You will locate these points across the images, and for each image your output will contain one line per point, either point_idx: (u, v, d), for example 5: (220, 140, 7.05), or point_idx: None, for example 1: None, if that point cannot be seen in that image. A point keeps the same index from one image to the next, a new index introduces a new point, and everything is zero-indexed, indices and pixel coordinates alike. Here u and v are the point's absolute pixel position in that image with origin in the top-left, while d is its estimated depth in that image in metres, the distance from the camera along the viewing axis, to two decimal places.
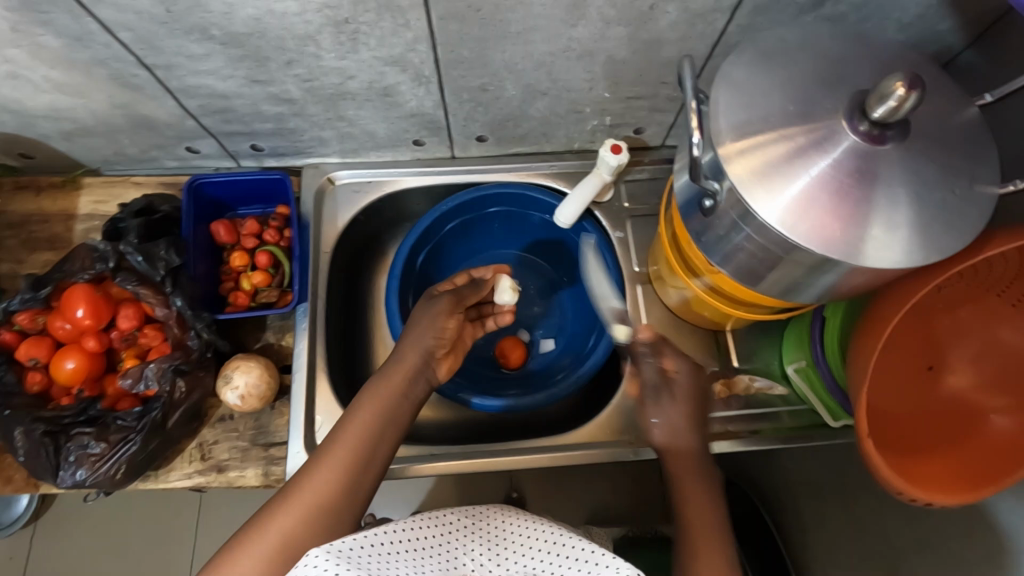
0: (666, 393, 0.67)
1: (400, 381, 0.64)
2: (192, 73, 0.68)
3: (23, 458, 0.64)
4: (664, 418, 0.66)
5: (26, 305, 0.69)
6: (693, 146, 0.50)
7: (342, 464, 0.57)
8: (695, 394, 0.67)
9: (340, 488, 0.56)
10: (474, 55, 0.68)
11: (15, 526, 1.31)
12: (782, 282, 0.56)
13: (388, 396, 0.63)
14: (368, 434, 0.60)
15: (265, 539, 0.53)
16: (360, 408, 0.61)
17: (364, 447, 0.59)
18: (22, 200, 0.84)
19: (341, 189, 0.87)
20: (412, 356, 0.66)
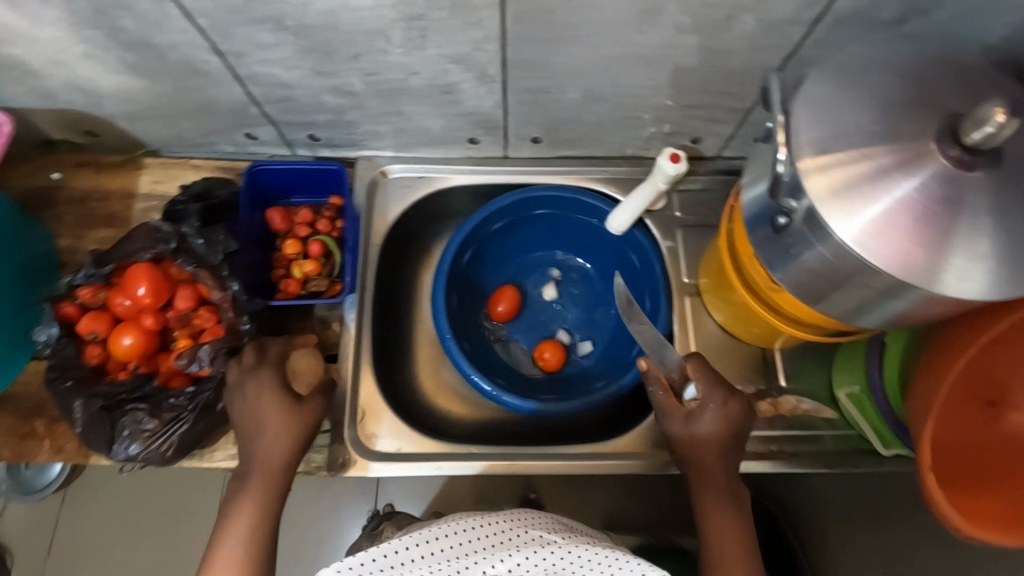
0: (698, 413, 0.65)
1: (266, 488, 0.61)
2: (259, 62, 0.67)
3: (79, 430, 0.65)
4: (700, 429, 0.65)
5: (90, 280, 0.71)
6: (778, 159, 0.49)
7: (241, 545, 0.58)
8: (729, 422, 0.65)
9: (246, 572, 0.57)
10: (539, 58, 0.66)
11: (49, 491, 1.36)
12: (847, 307, 0.55)
13: (263, 505, 0.60)
14: (253, 547, 0.58)
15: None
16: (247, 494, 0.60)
17: (259, 525, 0.59)
18: (84, 177, 0.85)
19: (392, 184, 0.87)
20: (273, 460, 0.62)
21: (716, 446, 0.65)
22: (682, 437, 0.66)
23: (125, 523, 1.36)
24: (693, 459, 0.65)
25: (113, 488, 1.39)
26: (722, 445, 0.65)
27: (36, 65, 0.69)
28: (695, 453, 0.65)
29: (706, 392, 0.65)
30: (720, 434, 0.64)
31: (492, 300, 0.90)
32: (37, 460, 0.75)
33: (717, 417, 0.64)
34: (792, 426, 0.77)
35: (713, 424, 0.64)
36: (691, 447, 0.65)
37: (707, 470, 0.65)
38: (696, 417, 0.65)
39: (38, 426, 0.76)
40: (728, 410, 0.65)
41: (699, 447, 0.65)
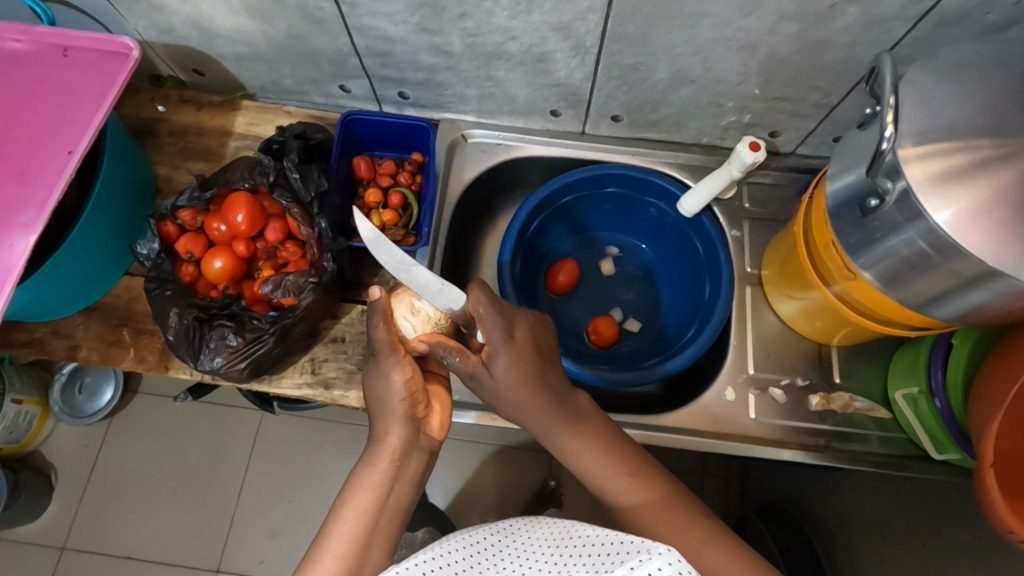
0: (496, 365, 0.64)
1: (391, 456, 0.62)
2: (370, 13, 0.71)
3: (172, 337, 0.70)
4: (498, 382, 0.65)
5: (191, 204, 0.76)
6: (884, 138, 0.51)
7: (358, 525, 0.57)
8: (523, 348, 0.65)
9: (356, 555, 0.56)
10: (639, 33, 0.69)
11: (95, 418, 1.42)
12: (931, 295, 0.56)
13: (383, 476, 0.61)
14: (372, 516, 0.58)
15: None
16: (361, 483, 0.60)
17: (372, 515, 0.58)
18: (185, 112, 0.91)
19: (471, 147, 0.91)
20: (399, 432, 0.63)
21: (632, 478, 0.63)
22: (603, 485, 0.64)
23: (164, 455, 1.44)
24: (625, 494, 0.63)
25: (159, 422, 1.46)
26: (624, 463, 0.64)
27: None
28: (627, 488, 0.63)
29: (493, 332, 0.64)
30: (535, 394, 0.65)
31: (552, 273, 0.94)
32: (121, 367, 0.80)
33: (509, 380, 0.64)
34: (841, 424, 0.78)
35: (511, 378, 0.64)
36: (619, 486, 0.63)
37: (643, 500, 0.62)
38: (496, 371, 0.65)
39: (125, 335, 0.81)
40: (524, 354, 0.65)
41: (632, 496, 0.63)
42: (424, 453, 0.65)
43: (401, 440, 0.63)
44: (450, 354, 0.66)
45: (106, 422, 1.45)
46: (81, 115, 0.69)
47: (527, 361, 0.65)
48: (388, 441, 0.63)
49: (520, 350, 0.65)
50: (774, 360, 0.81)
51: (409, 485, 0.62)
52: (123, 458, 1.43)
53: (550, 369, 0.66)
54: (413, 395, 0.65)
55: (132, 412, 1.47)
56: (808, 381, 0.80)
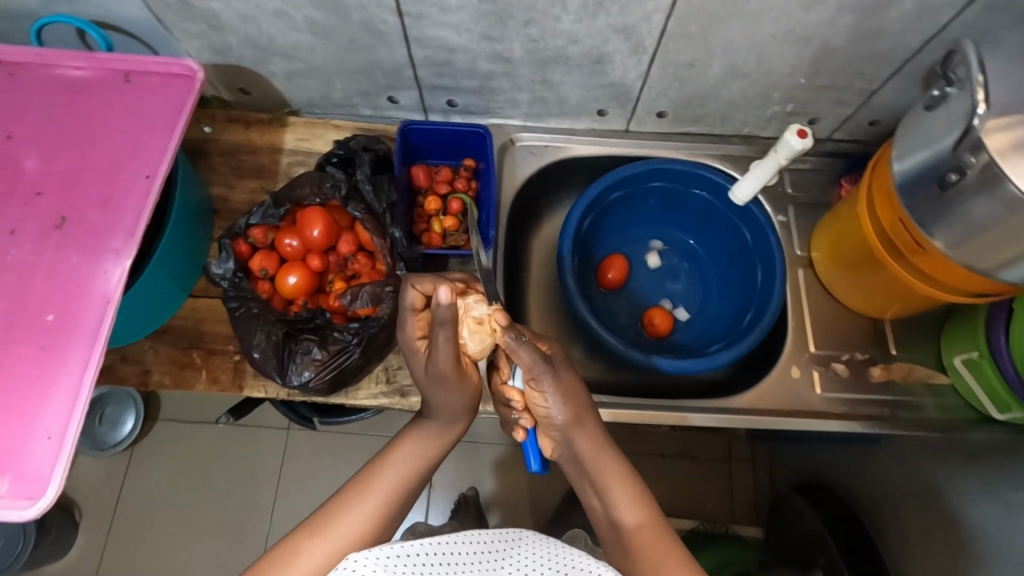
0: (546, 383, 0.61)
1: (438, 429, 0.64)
2: (436, 24, 0.73)
3: (258, 355, 0.70)
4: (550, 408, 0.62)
5: (263, 220, 0.75)
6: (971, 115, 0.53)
7: (399, 477, 0.59)
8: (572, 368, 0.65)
9: (392, 502, 0.57)
10: (699, 31, 0.71)
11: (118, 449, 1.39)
12: (1005, 261, 0.60)
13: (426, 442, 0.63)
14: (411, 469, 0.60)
15: (333, 535, 0.53)
16: (405, 442, 0.62)
17: (414, 471, 0.60)
18: (233, 131, 0.91)
19: (520, 150, 0.93)
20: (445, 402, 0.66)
21: (633, 498, 0.57)
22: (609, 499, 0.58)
23: (190, 480, 1.42)
24: (625, 512, 0.57)
25: (188, 445, 1.44)
26: (635, 486, 0.59)
27: (226, 19, 0.74)
28: (626, 505, 0.57)
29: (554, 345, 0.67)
30: (573, 415, 0.62)
31: (602, 268, 0.96)
32: (195, 389, 0.80)
33: (562, 395, 0.61)
34: (898, 393, 0.82)
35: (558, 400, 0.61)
36: (621, 503, 0.57)
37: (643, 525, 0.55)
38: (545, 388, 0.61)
39: (196, 356, 0.81)
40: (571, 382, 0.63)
41: (631, 514, 0.56)
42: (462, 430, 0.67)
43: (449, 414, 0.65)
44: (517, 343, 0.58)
45: (130, 451, 1.43)
46: (154, 139, 0.69)
47: (575, 394, 0.62)
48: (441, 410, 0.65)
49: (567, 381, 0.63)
50: (832, 336, 0.85)
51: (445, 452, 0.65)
52: (154, 486, 1.41)
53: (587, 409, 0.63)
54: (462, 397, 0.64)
55: (154, 440, 1.44)
56: (865, 355, 0.84)
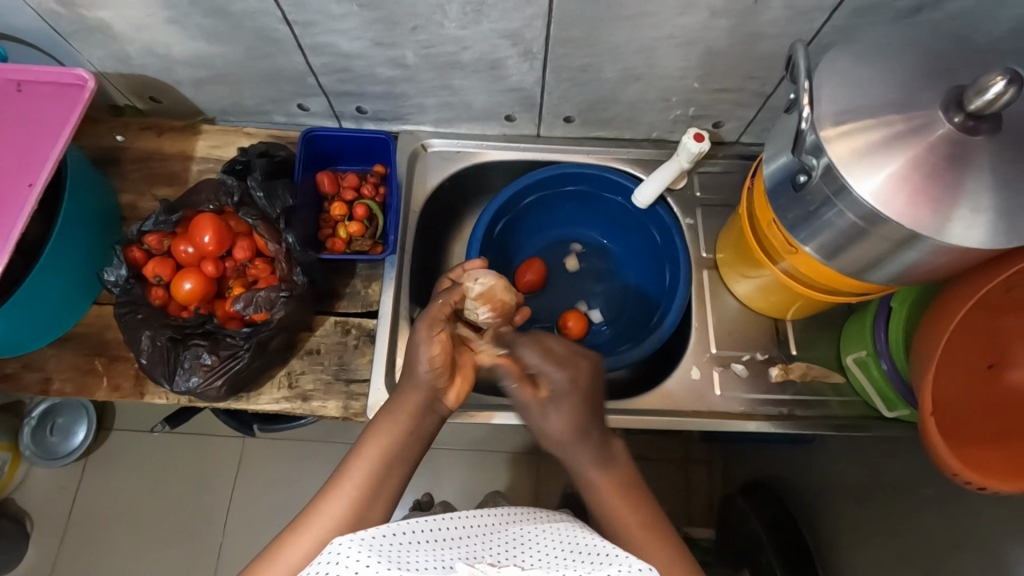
0: (552, 406, 0.67)
1: (407, 420, 0.67)
2: (326, 32, 0.74)
3: (145, 359, 0.71)
4: (551, 419, 0.67)
5: (157, 228, 0.77)
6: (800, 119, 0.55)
7: (368, 472, 0.62)
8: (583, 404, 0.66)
9: (364, 496, 0.60)
10: (584, 36, 0.72)
11: (71, 458, 1.38)
12: (868, 262, 0.61)
13: (394, 433, 0.65)
14: (384, 460, 0.63)
15: (314, 529, 0.57)
16: (375, 433, 0.65)
17: (383, 464, 0.63)
18: (147, 140, 0.92)
19: (432, 156, 0.94)
20: (415, 394, 0.68)
21: (597, 462, 0.65)
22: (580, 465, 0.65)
23: (145, 489, 1.41)
24: (594, 474, 0.64)
25: (137, 457, 1.43)
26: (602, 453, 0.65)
27: (120, 28, 0.75)
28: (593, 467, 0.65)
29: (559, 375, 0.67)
30: (578, 441, 0.65)
31: (519, 272, 0.97)
32: (96, 396, 0.80)
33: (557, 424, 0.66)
34: (802, 392, 0.83)
35: (564, 420, 0.66)
36: (583, 466, 0.65)
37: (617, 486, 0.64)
38: (551, 409, 0.67)
39: (98, 364, 0.81)
40: (575, 405, 0.66)
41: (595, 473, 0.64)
42: (435, 418, 0.69)
43: (413, 405, 0.67)
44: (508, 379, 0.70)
45: (82, 462, 1.42)
46: (41, 146, 0.70)
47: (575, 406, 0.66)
48: (404, 400, 0.68)
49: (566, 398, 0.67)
50: (735, 337, 0.86)
51: (420, 441, 0.67)
52: (110, 498, 1.40)
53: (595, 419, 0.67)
54: (435, 369, 0.68)
55: (110, 451, 1.43)
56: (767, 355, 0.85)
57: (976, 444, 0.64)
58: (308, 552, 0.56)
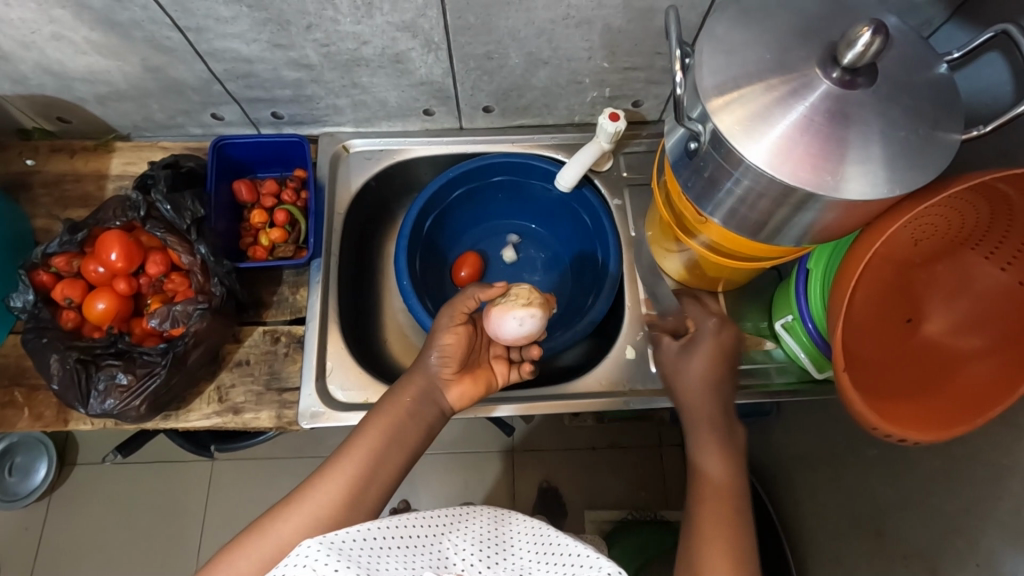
0: (690, 350, 0.72)
1: (406, 404, 0.68)
2: (219, 36, 0.72)
3: (57, 384, 0.70)
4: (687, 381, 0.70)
5: (64, 248, 0.76)
6: (677, 85, 0.57)
7: (363, 460, 0.64)
8: (722, 351, 0.70)
9: (357, 482, 0.63)
10: (479, 22, 0.72)
11: (32, 497, 1.33)
12: (772, 226, 0.61)
13: (392, 421, 0.67)
14: (384, 444, 0.66)
15: (306, 509, 0.61)
16: (373, 422, 0.67)
17: (378, 454, 0.65)
18: (57, 162, 0.89)
19: (354, 157, 0.93)
20: (419, 379, 0.70)
21: (723, 453, 0.65)
22: (699, 453, 0.65)
23: (110, 524, 1.35)
24: (713, 468, 0.64)
25: (99, 492, 1.37)
26: (730, 445, 0.65)
27: (7, 48, 0.73)
28: (712, 460, 0.64)
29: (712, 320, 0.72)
30: (708, 391, 0.68)
31: (455, 267, 0.96)
32: (17, 428, 0.78)
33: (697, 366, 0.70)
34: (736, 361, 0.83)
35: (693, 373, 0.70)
36: (707, 456, 0.65)
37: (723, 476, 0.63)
38: (688, 354, 0.72)
39: (18, 395, 0.79)
40: (711, 359, 0.70)
41: (713, 469, 0.64)
42: (438, 409, 0.70)
43: (418, 391, 0.69)
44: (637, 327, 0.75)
45: (45, 501, 1.36)
46: None
47: (710, 376, 0.69)
48: (409, 385, 0.70)
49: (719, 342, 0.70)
50: (668, 312, 0.86)
51: (421, 430, 0.68)
52: (74, 536, 1.34)
53: (727, 378, 0.69)
54: (445, 357, 0.71)
55: (72, 488, 1.37)
56: None
57: (897, 397, 0.64)
58: (296, 533, 0.59)
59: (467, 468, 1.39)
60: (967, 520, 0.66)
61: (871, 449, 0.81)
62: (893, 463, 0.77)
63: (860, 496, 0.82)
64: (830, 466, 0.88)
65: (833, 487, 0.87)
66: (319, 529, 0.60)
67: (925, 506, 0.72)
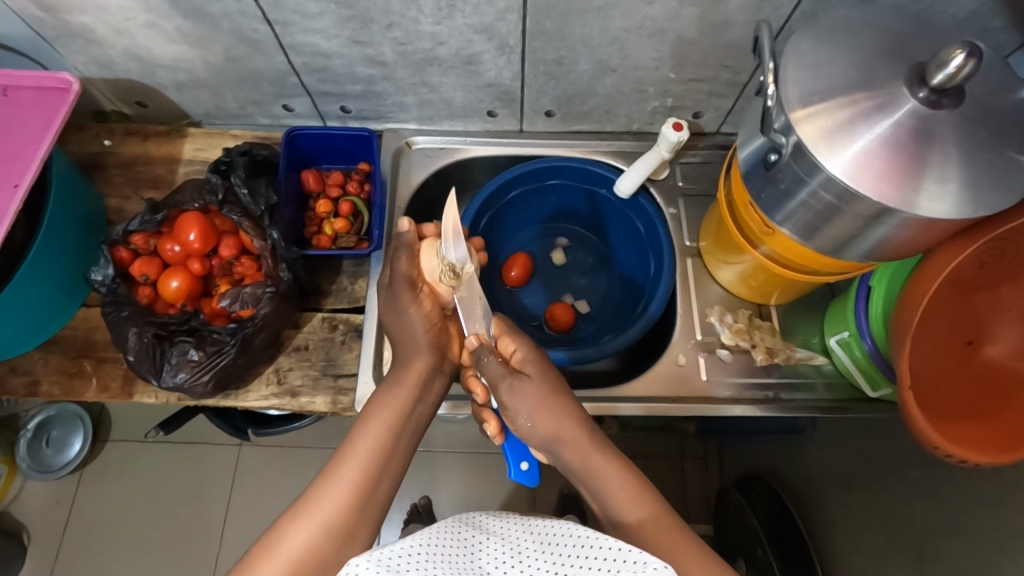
0: (515, 384, 0.65)
1: (408, 391, 0.66)
2: (303, 31, 0.75)
3: (133, 357, 0.72)
4: (525, 418, 0.64)
5: (143, 227, 0.79)
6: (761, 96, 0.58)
7: (371, 453, 0.59)
8: (546, 363, 0.69)
9: (370, 476, 0.58)
10: (556, 28, 0.74)
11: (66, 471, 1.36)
12: (843, 239, 0.62)
13: (394, 410, 0.63)
14: (389, 434, 0.61)
15: (316, 515, 0.54)
16: (377, 413, 0.63)
17: (387, 441, 0.61)
18: (132, 144, 0.92)
19: (416, 154, 0.95)
20: (422, 356, 0.69)
21: (637, 495, 0.60)
22: (614, 500, 0.60)
23: (140, 501, 1.38)
24: (630, 512, 0.59)
25: (131, 468, 1.40)
26: (634, 479, 0.61)
27: (101, 33, 0.76)
28: (634, 506, 0.59)
29: (521, 344, 0.70)
30: (548, 412, 0.64)
31: (506, 266, 0.98)
32: (84, 398, 0.81)
33: (529, 394, 0.64)
34: (786, 374, 0.84)
35: (526, 407, 0.64)
36: (624, 502, 0.59)
37: (651, 517, 0.58)
38: (516, 380, 0.65)
39: (86, 365, 0.82)
40: (541, 373, 0.67)
41: (631, 512, 0.59)
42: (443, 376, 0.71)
43: (416, 375, 0.67)
44: (487, 355, 0.68)
45: (78, 474, 1.39)
46: (26, 150, 0.73)
47: (548, 398, 0.64)
48: (410, 367, 0.68)
49: (528, 360, 0.68)
50: (719, 320, 0.87)
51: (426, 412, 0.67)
52: (103, 510, 1.37)
53: (563, 389, 0.66)
54: (431, 327, 0.71)
55: (105, 463, 1.40)
56: (751, 341, 0.85)
57: (951, 418, 0.64)
58: (309, 540, 0.53)
59: (490, 468, 1.40)
60: (1018, 547, 0.65)
61: (915, 471, 0.81)
62: (938, 487, 0.77)
63: (902, 518, 0.81)
64: (868, 487, 0.87)
65: (871, 508, 0.87)
66: (332, 537, 0.53)
67: (973, 530, 0.71)
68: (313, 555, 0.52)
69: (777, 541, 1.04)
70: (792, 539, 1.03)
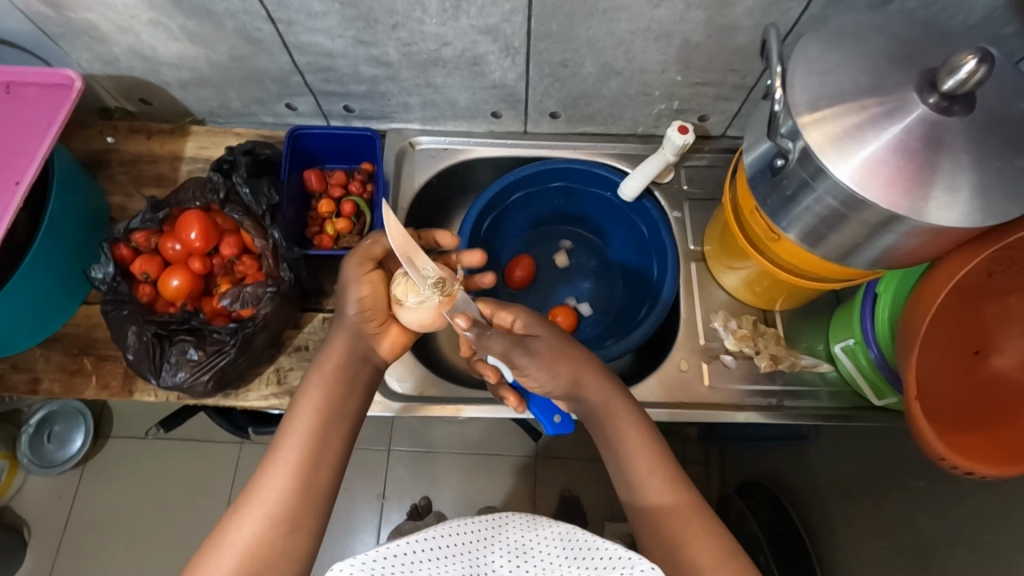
0: (528, 346, 0.63)
1: (333, 368, 0.63)
2: (307, 30, 0.74)
3: (132, 355, 0.72)
4: (538, 376, 0.63)
5: (145, 225, 0.79)
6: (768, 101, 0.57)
7: (305, 439, 0.58)
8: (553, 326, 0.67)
9: (310, 462, 0.57)
10: (561, 30, 0.73)
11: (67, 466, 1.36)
12: (850, 246, 0.61)
13: (323, 387, 0.61)
14: (320, 418, 0.59)
15: (258, 505, 0.54)
16: (307, 392, 0.61)
17: (319, 424, 0.59)
18: (136, 141, 0.92)
19: (419, 154, 0.95)
20: (340, 337, 0.65)
21: (665, 481, 0.60)
22: (638, 476, 0.60)
23: (140, 496, 1.38)
24: (659, 496, 0.59)
25: (132, 463, 1.40)
26: (657, 450, 0.62)
27: (106, 30, 0.76)
28: (663, 489, 0.59)
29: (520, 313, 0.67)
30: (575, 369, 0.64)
31: (509, 268, 0.97)
32: (84, 395, 0.80)
33: (543, 350, 0.63)
34: (791, 381, 0.83)
35: (540, 363, 0.63)
36: (650, 481, 0.60)
37: (674, 505, 0.58)
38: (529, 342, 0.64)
39: (87, 363, 0.81)
40: (549, 328, 0.66)
41: (663, 495, 0.59)
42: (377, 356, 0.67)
43: (342, 353, 0.64)
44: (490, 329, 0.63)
45: (80, 469, 1.39)
46: (29, 146, 0.73)
47: (563, 349, 0.65)
48: (334, 344, 0.65)
49: (531, 323, 0.66)
50: (723, 327, 0.85)
51: (362, 388, 0.64)
52: (104, 505, 1.37)
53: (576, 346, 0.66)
54: (366, 310, 0.65)
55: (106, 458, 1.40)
56: (755, 347, 0.84)
57: (959, 428, 0.63)
58: (252, 531, 0.52)
59: (491, 470, 1.39)
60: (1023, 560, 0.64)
61: (920, 481, 0.80)
62: (943, 498, 0.76)
63: (906, 529, 0.80)
64: (871, 496, 0.86)
65: (874, 517, 0.85)
66: (276, 527, 0.53)
67: (976, 543, 0.70)
68: (259, 547, 0.52)
69: (779, 549, 1.03)
70: (793, 546, 1.02)
